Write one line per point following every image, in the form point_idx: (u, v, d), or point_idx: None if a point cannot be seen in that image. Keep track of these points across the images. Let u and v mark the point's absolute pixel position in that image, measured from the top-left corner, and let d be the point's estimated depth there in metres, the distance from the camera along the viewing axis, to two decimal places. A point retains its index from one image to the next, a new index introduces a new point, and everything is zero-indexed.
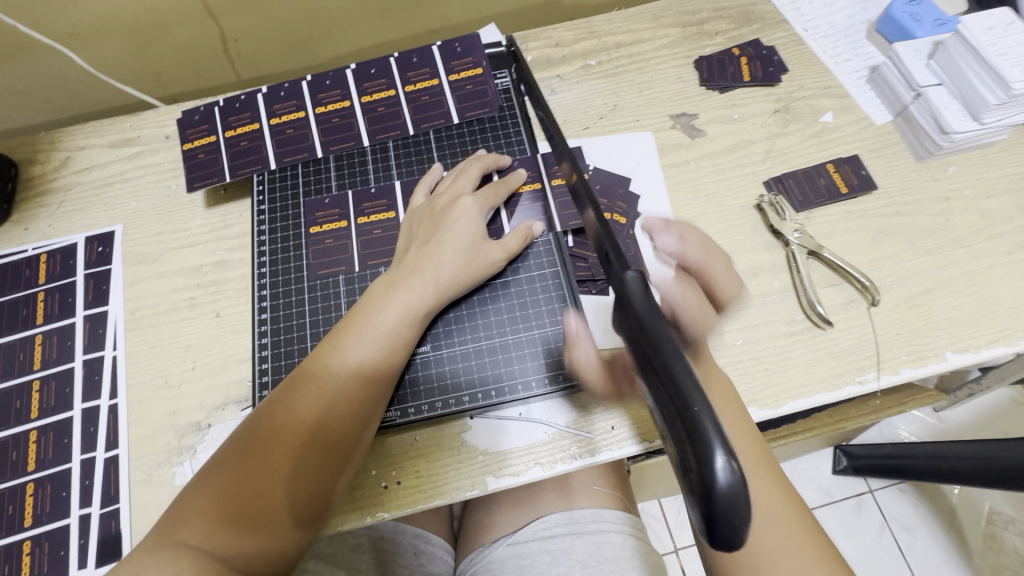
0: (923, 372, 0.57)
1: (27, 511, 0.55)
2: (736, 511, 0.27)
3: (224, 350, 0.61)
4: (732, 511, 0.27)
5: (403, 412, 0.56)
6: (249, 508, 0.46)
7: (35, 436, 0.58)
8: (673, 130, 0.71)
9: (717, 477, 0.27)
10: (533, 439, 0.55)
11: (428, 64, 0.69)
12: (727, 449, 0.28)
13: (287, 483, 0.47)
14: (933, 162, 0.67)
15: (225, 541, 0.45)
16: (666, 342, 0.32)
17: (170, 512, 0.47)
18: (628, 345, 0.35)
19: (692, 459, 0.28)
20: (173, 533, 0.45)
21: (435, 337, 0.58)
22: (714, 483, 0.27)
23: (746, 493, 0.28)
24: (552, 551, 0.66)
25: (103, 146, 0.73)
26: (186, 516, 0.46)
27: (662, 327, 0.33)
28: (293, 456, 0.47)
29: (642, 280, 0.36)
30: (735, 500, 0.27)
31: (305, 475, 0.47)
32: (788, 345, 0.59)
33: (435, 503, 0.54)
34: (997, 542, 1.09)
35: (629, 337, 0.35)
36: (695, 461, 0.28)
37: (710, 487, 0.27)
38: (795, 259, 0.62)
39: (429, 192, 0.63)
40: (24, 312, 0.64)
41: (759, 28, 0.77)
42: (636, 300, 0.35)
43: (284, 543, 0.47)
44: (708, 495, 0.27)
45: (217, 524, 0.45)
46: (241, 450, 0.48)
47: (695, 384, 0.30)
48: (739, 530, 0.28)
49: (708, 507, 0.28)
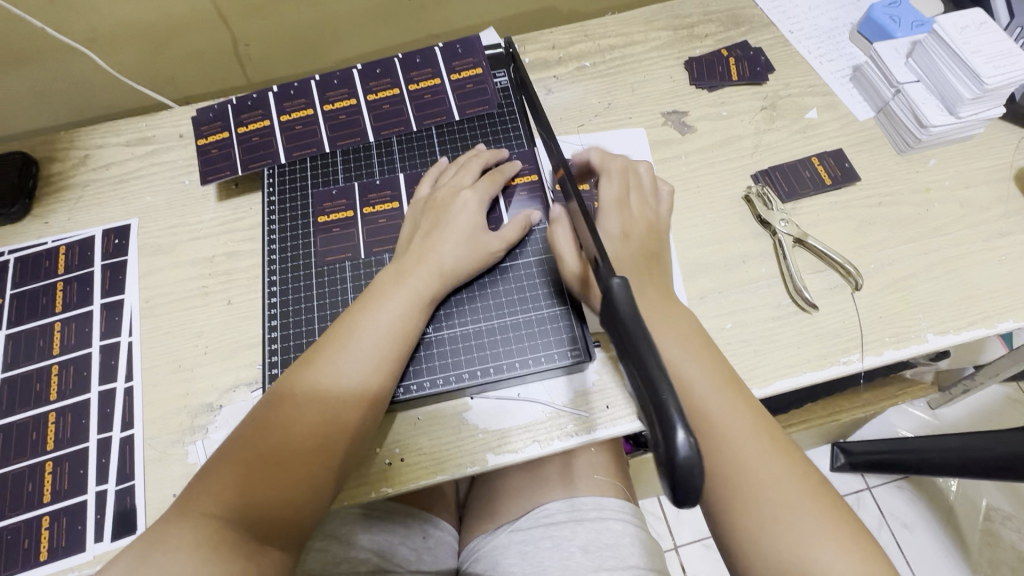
0: (905, 353, 0.60)
1: (46, 488, 0.58)
2: (694, 477, 0.30)
3: (235, 335, 0.63)
4: (691, 476, 0.30)
5: (406, 389, 0.58)
6: (272, 478, 0.48)
7: (54, 417, 0.61)
8: (665, 126, 0.74)
9: (678, 449, 0.30)
10: (530, 417, 0.58)
11: (430, 64, 0.72)
12: (686, 425, 0.31)
13: (307, 455, 0.49)
14: (913, 155, 0.70)
15: (248, 510, 0.46)
16: (644, 341, 0.35)
17: (188, 487, 0.48)
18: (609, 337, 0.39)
19: (658, 434, 0.32)
20: (191, 504, 0.46)
21: (437, 319, 0.61)
22: (677, 458, 0.30)
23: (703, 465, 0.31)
24: (553, 537, 0.68)
25: (120, 145, 0.77)
26: (205, 487, 0.47)
27: (642, 327, 0.36)
28: (314, 429, 0.50)
29: (626, 286, 0.38)
30: (693, 470, 0.30)
31: (325, 447, 0.50)
32: (775, 328, 0.61)
33: (438, 478, 0.56)
34: (996, 537, 1.11)
35: (611, 333, 0.38)
36: (662, 438, 0.31)
37: (673, 458, 0.30)
38: (782, 246, 0.64)
39: (431, 183, 0.66)
40: (44, 301, 0.67)
41: (747, 31, 0.81)
42: (619, 304, 0.37)
43: (303, 513, 0.49)
44: (671, 466, 0.31)
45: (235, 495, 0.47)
46: (261, 425, 0.50)
47: (662, 371, 0.34)
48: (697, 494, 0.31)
49: (671, 474, 0.31)
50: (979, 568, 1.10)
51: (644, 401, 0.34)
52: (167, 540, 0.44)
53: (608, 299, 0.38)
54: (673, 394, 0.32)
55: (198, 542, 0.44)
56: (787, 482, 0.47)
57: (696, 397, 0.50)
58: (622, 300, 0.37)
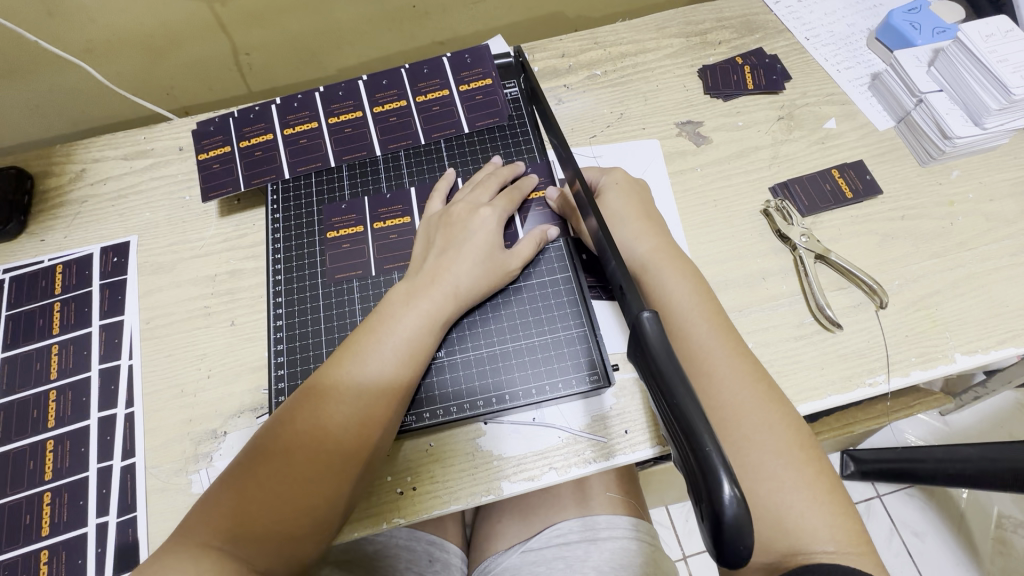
0: (932, 374, 0.58)
1: (44, 520, 0.55)
2: (742, 535, 0.29)
3: (239, 358, 0.61)
4: (738, 534, 0.29)
5: (418, 416, 0.56)
6: (272, 510, 0.46)
7: (52, 445, 0.58)
8: (679, 137, 0.72)
9: (723, 505, 0.29)
10: (547, 444, 0.56)
11: (438, 75, 0.70)
12: (733, 479, 0.30)
13: (309, 487, 0.47)
14: (936, 166, 0.68)
15: (246, 541, 0.45)
16: (680, 382, 0.34)
17: (190, 512, 0.47)
18: (642, 375, 0.37)
19: (702, 488, 0.30)
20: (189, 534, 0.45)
21: (450, 342, 0.59)
22: (723, 514, 0.29)
23: (750, 520, 0.30)
24: (566, 557, 0.66)
25: (118, 158, 0.74)
26: (205, 516, 0.46)
27: (676, 366, 0.34)
28: (316, 460, 0.48)
29: (657, 321, 0.37)
30: (741, 528, 0.29)
31: (327, 479, 0.48)
32: (798, 348, 0.59)
33: (450, 508, 0.54)
34: (1008, 546, 1.09)
35: (644, 373, 0.37)
36: (706, 494, 0.30)
37: (719, 516, 0.29)
38: (803, 263, 0.62)
39: (444, 199, 0.64)
40: (41, 322, 0.64)
41: (761, 38, 0.79)
42: (651, 339, 0.36)
43: (305, 546, 0.47)
44: (717, 523, 0.29)
45: (234, 524, 0.45)
46: (262, 451, 0.48)
47: (704, 418, 0.32)
48: (744, 550, 0.30)
49: (717, 532, 0.30)
50: None
51: (684, 449, 0.32)
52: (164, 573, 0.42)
53: (639, 334, 0.36)
54: (715, 444, 0.31)
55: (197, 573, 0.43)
56: (777, 428, 0.47)
57: (715, 370, 0.50)
58: (654, 339, 0.36)
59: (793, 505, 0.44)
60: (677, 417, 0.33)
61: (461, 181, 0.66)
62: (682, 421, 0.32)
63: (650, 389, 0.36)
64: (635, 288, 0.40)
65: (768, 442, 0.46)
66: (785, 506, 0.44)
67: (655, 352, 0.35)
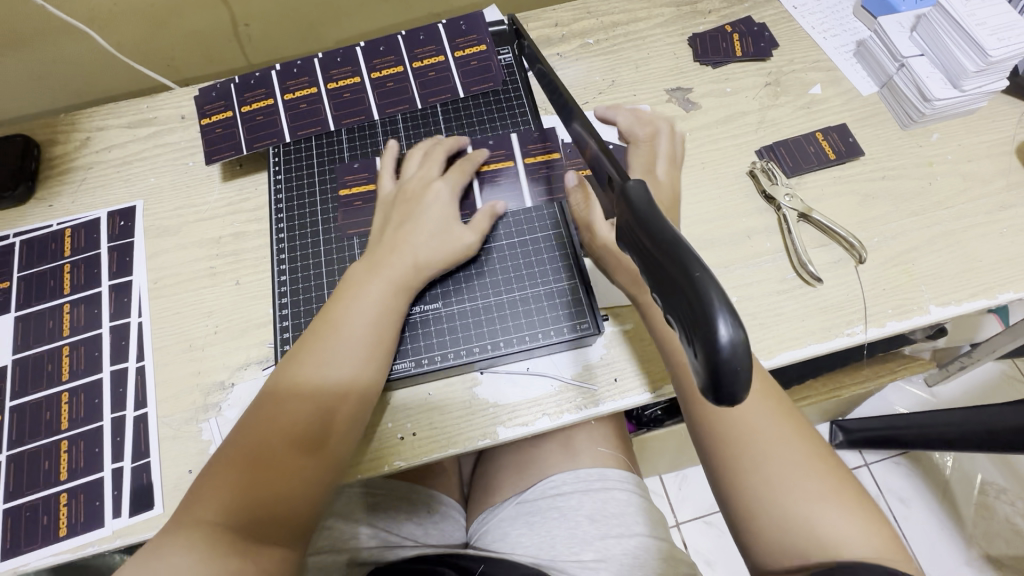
0: (908, 324, 0.61)
1: (62, 466, 0.58)
2: (739, 368, 0.26)
3: (244, 315, 0.64)
4: (735, 366, 0.26)
5: (417, 362, 0.58)
6: (266, 482, 0.48)
7: (67, 397, 0.61)
8: (669, 103, 0.74)
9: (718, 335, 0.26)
10: (540, 391, 0.59)
11: (434, 42, 0.72)
12: (730, 315, 0.27)
13: (298, 457, 0.49)
14: (917, 130, 0.71)
15: (243, 515, 0.46)
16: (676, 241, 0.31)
17: (182, 501, 0.48)
18: (631, 247, 0.35)
19: (696, 326, 0.28)
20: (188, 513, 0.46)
21: (446, 294, 0.61)
22: (717, 343, 0.26)
23: (750, 351, 0.27)
24: (560, 507, 0.70)
25: (121, 127, 0.76)
26: (201, 495, 0.47)
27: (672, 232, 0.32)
28: (305, 424, 0.51)
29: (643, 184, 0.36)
30: (738, 358, 0.26)
31: (319, 440, 0.50)
32: (780, 301, 0.62)
33: (449, 452, 0.57)
34: (990, 510, 1.14)
35: (632, 239, 0.35)
36: (698, 327, 0.27)
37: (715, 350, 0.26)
38: (787, 221, 0.65)
39: (394, 176, 0.66)
40: (52, 283, 0.67)
41: (750, 7, 0.80)
42: (634, 198, 0.35)
43: (300, 516, 0.49)
44: (712, 353, 0.27)
45: (230, 501, 0.47)
46: (251, 430, 0.50)
47: (698, 261, 0.29)
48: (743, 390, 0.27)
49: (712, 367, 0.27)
50: (972, 539, 1.13)
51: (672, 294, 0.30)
52: (164, 548, 0.44)
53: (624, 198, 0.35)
54: (709, 276, 0.28)
55: (195, 546, 0.44)
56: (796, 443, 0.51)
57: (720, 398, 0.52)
58: (639, 200, 0.34)
59: (790, 504, 0.48)
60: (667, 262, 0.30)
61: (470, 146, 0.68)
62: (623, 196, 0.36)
63: (645, 265, 0.32)
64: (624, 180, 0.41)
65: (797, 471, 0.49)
66: (780, 503, 0.48)
67: (638, 207, 0.34)
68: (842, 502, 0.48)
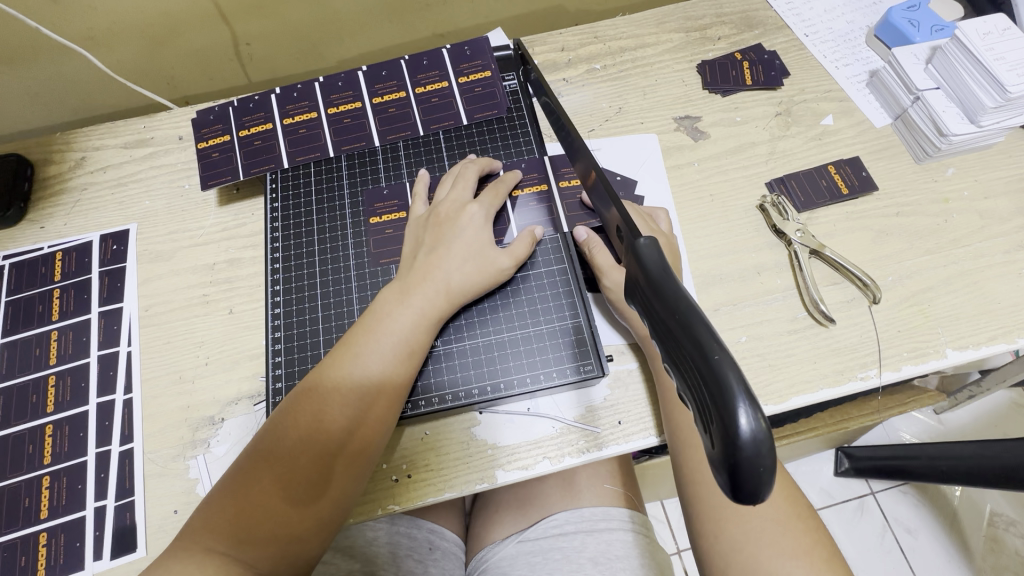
0: (923, 369, 0.58)
1: (43, 503, 0.56)
2: (760, 459, 0.27)
3: (237, 346, 0.62)
4: (756, 458, 0.27)
5: (414, 404, 0.56)
6: (275, 515, 0.46)
7: (51, 429, 0.59)
8: (677, 132, 0.72)
9: (740, 428, 0.27)
10: (540, 433, 0.57)
11: (437, 67, 0.71)
12: (752, 403, 0.28)
13: (309, 490, 0.47)
14: (931, 164, 0.69)
15: (250, 546, 0.46)
16: (694, 314, 0.31)
17: (192, 518, 0.48)
18: (645, 312, 0.36)
19: (715, 412, 0.29)
20: (198, 539, 0.46)
21: (447, 332, 0.59)
22: (738, 439, 0.27)
23: (773, 447, 0.27)
24: (562, 548, 0.67)
25: (118, 147, 0.75)
26: (209, 522, 0.46)
27: (688, 302, 0.32)
28: (316, 462, 0.48)
29: (655, 246, 0.36)
30: (760, 450, 0.27)
31: (329, 481, 0.48)
32: (791, 342, 0.60)
33: (445, 496, 0.55)
34: (999, 544, 1.08)
35: (646, 305, 0.36)
36: (718, 415, 0.28)
37: (735, 442, 0.27)
38: (798, 258, 0.63)
39: (427, 202, 0.64)
40: (40, 309, 0.65)
41: (761, 34, 0.79)
42: (649, 264, 0.36)
43: (309, 549, 0.48)
44: (732, 449, 0.28)
45: (238, 531, 0.46)
46: (264, 458, 0.48)
47: (717, 340, 0.30)
48: (764, 481, 0.28)
49: (732, 462, 0.28)
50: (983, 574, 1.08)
51: (693, 374, 0.30)
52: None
53: (637, 262, 0.36)
54: (728, 360, 0.29)
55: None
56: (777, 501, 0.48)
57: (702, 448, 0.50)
58: (653, 266, 0.35)
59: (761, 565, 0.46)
60: (686, 341, 0.31)
61: (503, 170, 0.66)
62: (635, 255, 0.37)
63: (662, 339, 0.33)
64: (632, 229, 0.40)
65: (780, 546, 0.46)
66: (749, 555, 0.46)
67: (653, 272, 0.35)
68: (818, 565, 0.46)
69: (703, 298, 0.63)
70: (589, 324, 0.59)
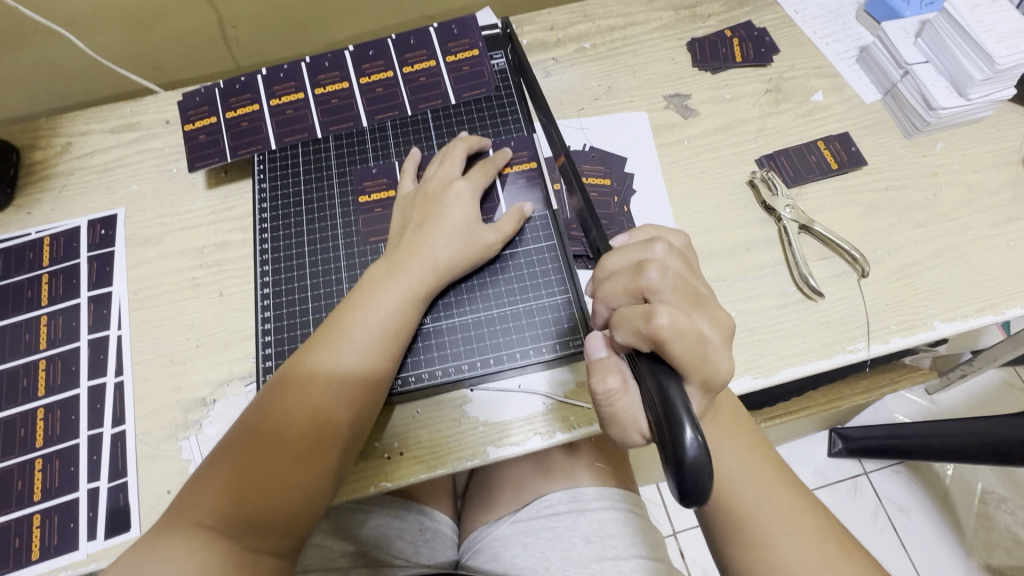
0: (911, 341, 0.59)
1: (36, 486, 0.56)
2: (702, 476, 0.34)
3: (227, 328, 0.62)
4: (698, 475, 0.34)
5: (404, 381, 0.57)
6: (262, 490, 0.47)
7: (42, 414, 0.59)
8: (667, 110, 0.72)
9: (686, 448, 0.34)
10: (531, 409, 0.57)
11: (425, 46, 0.70)
12: (695, 426, 0.35)
13: (296, 464, 0.48)
14: (920, 138, 0.69)
15: (236, 521, 0.46)
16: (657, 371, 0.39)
17: (178, 495, 0.48)
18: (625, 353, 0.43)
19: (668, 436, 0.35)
20: (185, 514, 0.46)
21: (436, 310, 0.59)
22: (684, 453, 0.34)
23: (711, 465, 0.34)
24: (555, 527, 0.67)
25: (104, 132, 0.74)
26: (197, 497, 0.47)
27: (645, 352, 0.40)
28: (304, 437, 0.48)
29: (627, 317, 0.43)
30: (699, 467, 0.34)
31: (317, 455, 0.48)
32: (780, 316, 0.60)
33: (436, 472, 0.55)
34: (990, 521, 1.12)
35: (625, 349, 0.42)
36: (670, 440, 0.35)
37: (681, 459, 0.34)
38: (788, 233, 0.63)
39: (416, 179, 0.63)
40: (28, 294, 0.64)
41: (750, 11, 0.78)
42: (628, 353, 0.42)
43: (298, 522, 0.48)
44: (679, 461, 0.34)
45: (227, 505, 0.46)
46: (252, 434, 0.48)
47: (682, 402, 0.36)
48: (701, 492, 0.34)
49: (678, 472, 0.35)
50: (973, 551, 1.11)
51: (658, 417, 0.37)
52: (160, 551, 0.44)
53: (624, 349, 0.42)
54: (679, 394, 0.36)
55: (188, 551, 0.44)
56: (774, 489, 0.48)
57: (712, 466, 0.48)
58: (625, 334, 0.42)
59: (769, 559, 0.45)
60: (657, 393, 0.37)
61: (494, 148, 0.66)
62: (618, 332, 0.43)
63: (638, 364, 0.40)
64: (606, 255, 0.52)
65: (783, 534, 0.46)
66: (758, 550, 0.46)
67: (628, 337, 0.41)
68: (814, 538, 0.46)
69: None
70: (578, 301, 0.60)
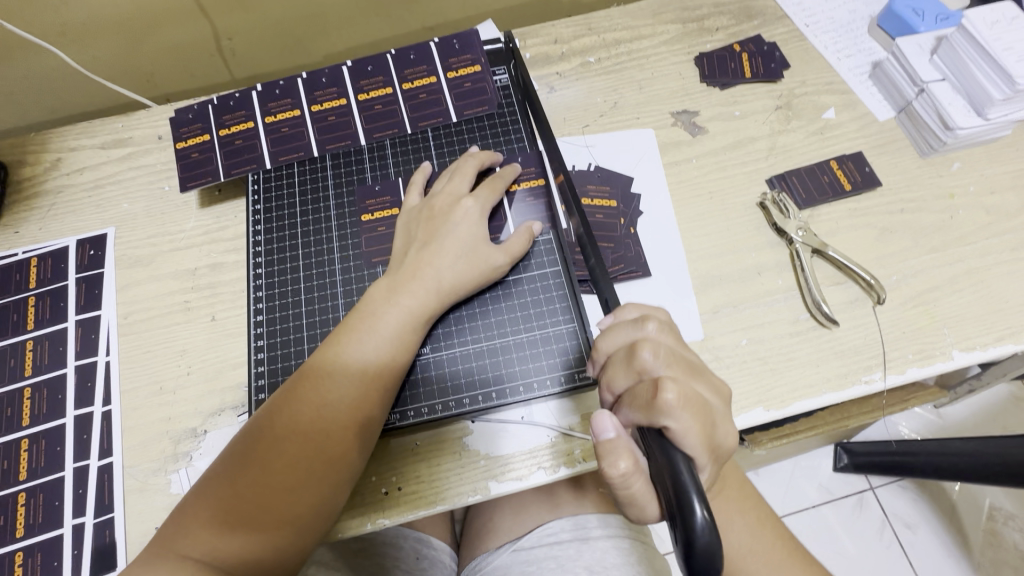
0: (929, 371, 0.57)
1: (19, 521, 0.54)
2: (712, 554, 0.34)
3: (219, 355, 0.59)
4: (709, 553, 0.34)
5: (403, 414, 0.54)
6: (252, 520, 0.45)
7: (26, 444, 0.57)
8: (674, 128, 0.70)
9: (696, 524, 0.34)
10: (535, 442, 0.55)
11: (425, 62, 0.68)
12: (703, 501, 0.35)
13: (288, 493, 0.45)
14: (936, 158, 0.66)
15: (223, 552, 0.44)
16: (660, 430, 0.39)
17: (164, 525, 0.46)
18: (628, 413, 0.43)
19: (678, 512, 0.35)
20: (171, 544, 0.44)
21: (436, 338, 0.57)
22: (694, 531, 0.34)
23: (719, 541, 0.34)
24: (558, 557, 0.65)
25: (95, 148, 0.72)
26: (184, 527, 0.45)
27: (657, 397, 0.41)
28: (296, 464, 0.46)
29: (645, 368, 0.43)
30: (711, 545, 0.34)
31: (310, 484, 0.46)
32: (793, 344, 0.58)
33: (436, 509, 0.52)
34: (997, 538, 1.09)
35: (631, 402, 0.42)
36: (681, 520, 0.35)
37: (692, 539, 0.34)
38: (800, 257, 0.61)
39: (421, 193, 0.61)
40: (14, 318, 0.62)
41: (760, 24, 0.76)
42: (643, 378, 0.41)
43: (289, 553, 0.45)
44: (689, 539, 0.34)
45: (213, 537, 0.44)
46: (242, 460, 0.46)
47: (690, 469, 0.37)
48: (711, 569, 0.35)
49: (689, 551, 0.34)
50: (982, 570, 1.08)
51: (666, 487, 0.38)
52: None
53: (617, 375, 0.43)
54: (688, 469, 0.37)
55: None
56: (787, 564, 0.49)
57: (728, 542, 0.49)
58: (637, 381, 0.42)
59: None
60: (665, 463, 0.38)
61: (501, 164, 0.64)
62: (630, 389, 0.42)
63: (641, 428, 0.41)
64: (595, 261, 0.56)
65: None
66: None
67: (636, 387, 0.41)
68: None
69: (702, 300, 0.60)
70: (585, 326, 0.57)
